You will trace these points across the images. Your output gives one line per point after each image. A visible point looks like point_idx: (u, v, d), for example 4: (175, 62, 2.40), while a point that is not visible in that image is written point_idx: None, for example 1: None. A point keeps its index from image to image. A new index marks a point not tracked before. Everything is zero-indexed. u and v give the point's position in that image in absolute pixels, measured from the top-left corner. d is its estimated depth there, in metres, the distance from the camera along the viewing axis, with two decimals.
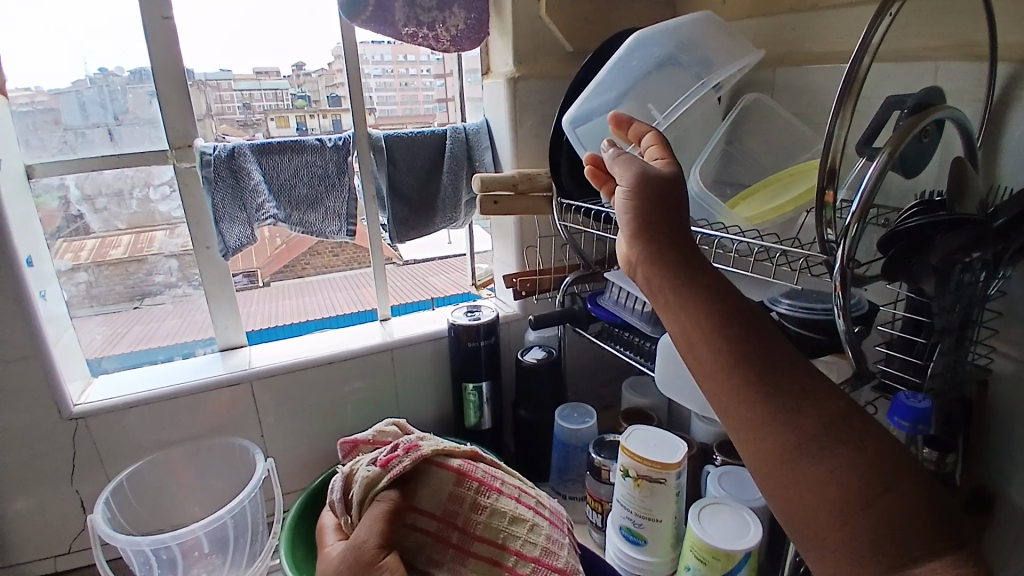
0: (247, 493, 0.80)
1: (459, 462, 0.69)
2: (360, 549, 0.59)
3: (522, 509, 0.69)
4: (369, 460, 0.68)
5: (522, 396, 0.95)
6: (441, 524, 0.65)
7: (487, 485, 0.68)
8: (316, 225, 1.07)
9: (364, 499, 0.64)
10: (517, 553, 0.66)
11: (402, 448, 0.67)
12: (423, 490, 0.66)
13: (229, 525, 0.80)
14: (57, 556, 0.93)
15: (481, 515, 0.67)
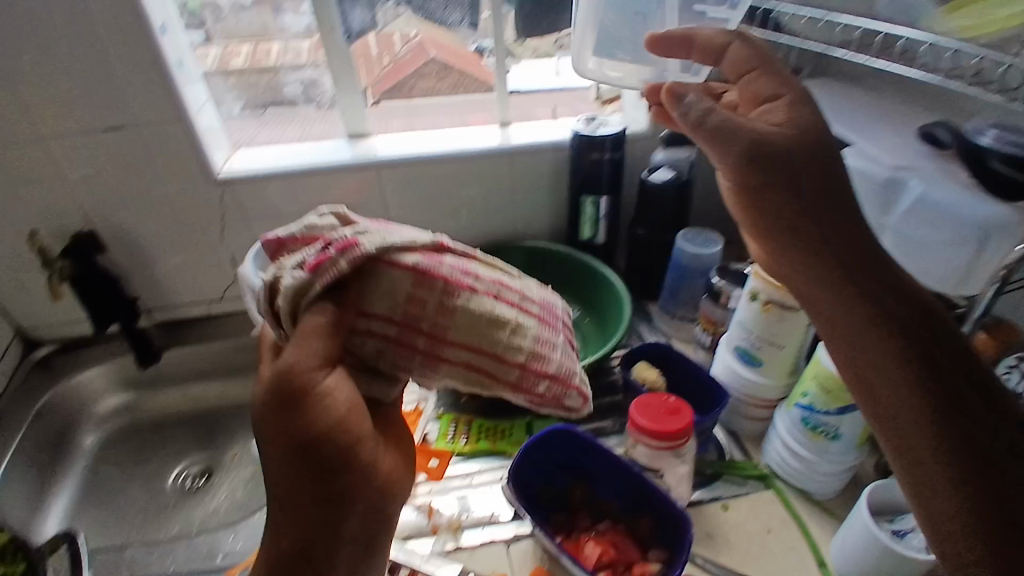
0: None
1: (416, 259, 0.43)
2: (284, 374, 0.38)
3: (505, 312, 0.45)
4: (297, 262, 0.43)
5: (644, 213, 0.90)
6: (401, 330, 0.43)
7: (457, 281, 0.43)
8: (437, 12, 1.00)
9: (290, 308, 0.41)
10: (499, 358, 0.44)
11: (336, 246, 0.42)
12: (371, 288, 0.42)
13: None
14: (209, 302, 1.01)
15: (450, 320, 0.43)
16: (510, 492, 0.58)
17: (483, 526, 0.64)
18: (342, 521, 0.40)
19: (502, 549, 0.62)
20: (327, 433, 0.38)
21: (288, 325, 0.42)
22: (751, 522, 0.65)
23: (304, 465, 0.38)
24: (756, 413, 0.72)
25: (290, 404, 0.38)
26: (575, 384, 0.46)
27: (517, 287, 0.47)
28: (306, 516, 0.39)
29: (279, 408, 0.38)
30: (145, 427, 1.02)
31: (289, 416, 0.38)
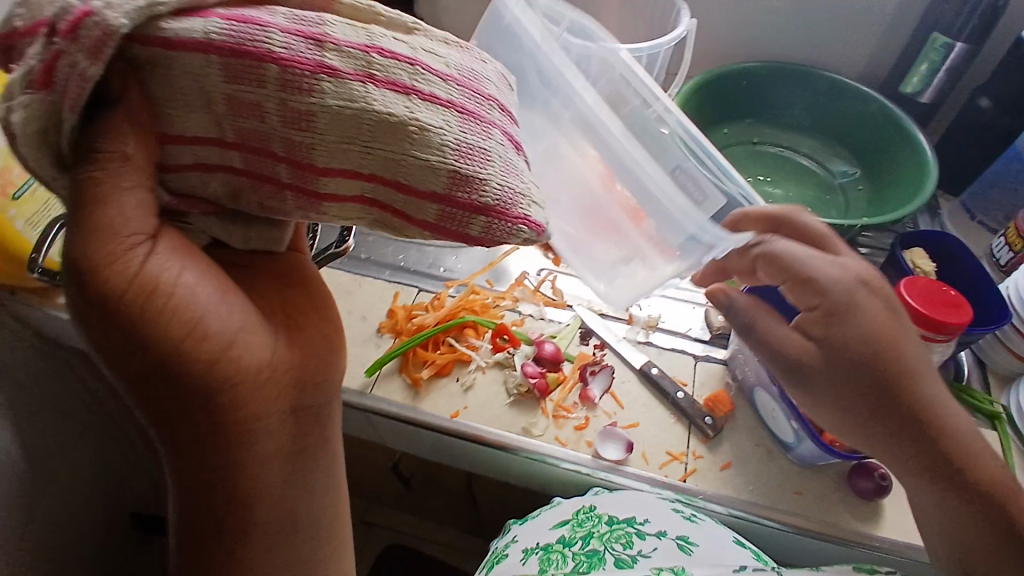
0: (669, 41, 0.64)
1: (220, 21, 0.27)
2: (80, 275, 0.29)
3: (395, 104, 0.28)
4: (15, 81, 0.26)
5: (996, 76, 0.66)
6: (245, 156, 0.29)
7: (294, 66, 0.27)
8: None
9: (58, 152, 0.28)
10: (405, 189, 0.29)
11: (61, 28, 0.25)
12: (172, 94, 0.28)
13: (643, 61, 0.67)
14: None
15: (309, 130, 0.28)
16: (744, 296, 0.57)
17: (677, 336, 0.64)
18: (251, 453, 0.36)
19: (690, 361, 0.62)
20: (171, 347, 0.31)
21: (60, 172, 0.29)
22: None
23: (155, 390, 0.33)
24: (1014, 345, 0.59)
25: (113, 313, 0.30)
26: (520, 213, 0.30)
27: (403, 55, 0.29)
28: (188, 467, 0.35)
29: (98, 329, 0.31)
30: None
31: (106, 332, 0.31)
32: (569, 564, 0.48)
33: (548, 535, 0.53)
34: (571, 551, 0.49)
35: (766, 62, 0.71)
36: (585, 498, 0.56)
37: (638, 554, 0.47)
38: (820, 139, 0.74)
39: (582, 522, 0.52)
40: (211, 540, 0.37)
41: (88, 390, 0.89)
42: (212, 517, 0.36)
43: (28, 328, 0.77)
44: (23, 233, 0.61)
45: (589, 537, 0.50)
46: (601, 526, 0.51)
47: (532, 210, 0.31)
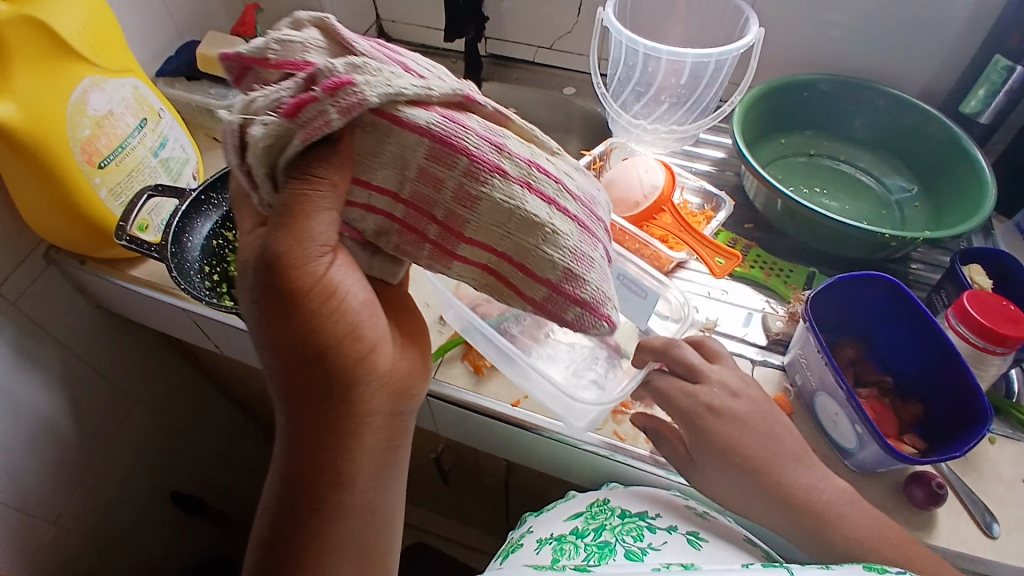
0: (739, 48, 0.66)
1: (436, 118, 0.32)
2: (273, 264, 0.33)
3: (541, 210, 0.33)
4: (265, 105, 0.31)
5: None
6: (407, 211, 0.34)
7: (480, 160, 0.32)
8: None
9: (277, 172, 0.33)
10: (526, 269, 0.34)
11: (323, 83, 0.30)
12: (372, 151, 0.32)
13: (711, 67, 0.69)
14: (539, 49, 0.92)
15: (470, 210, 0.33)
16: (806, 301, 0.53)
17: (733, 340, 0.62)
18: (357, 446, 0.37)
19: (747, 363, 0.60)
20: (332, 344, 0.34)
21: (274, 185, 0.33)
22: (1008, 466, 0.56)
23: (303, 376, 0.35)
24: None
25: (294, 304, 0.33)
26: (605, 313, 0.36)
27: (557, 176, 0.35)
28: (302, 447, 0.37)
29: (273, 314, 0.34)
30: None
31: (282, 317, 0.34)
32: (581, 554, 0.51)
33: (561, 526, 0.57)
34: (583, 542, 0.53)
35: (827, 75, 0.72)
36: (600, 492, 0.59)
37: (648, 546, 0.51)
38: (877, 154, 0.75)
39: (595, 515, 0.56)
40: (300, 520, 0.37)
41: (145, 364, 0.93)
42: (305, 497, 0.37)
43: (94, 299, 0.80)
44: (104, 201, 0.63)
45: (601, 529, 0.53)
46: (613, 520, 0.54)
47: (614, 311, 0.36)
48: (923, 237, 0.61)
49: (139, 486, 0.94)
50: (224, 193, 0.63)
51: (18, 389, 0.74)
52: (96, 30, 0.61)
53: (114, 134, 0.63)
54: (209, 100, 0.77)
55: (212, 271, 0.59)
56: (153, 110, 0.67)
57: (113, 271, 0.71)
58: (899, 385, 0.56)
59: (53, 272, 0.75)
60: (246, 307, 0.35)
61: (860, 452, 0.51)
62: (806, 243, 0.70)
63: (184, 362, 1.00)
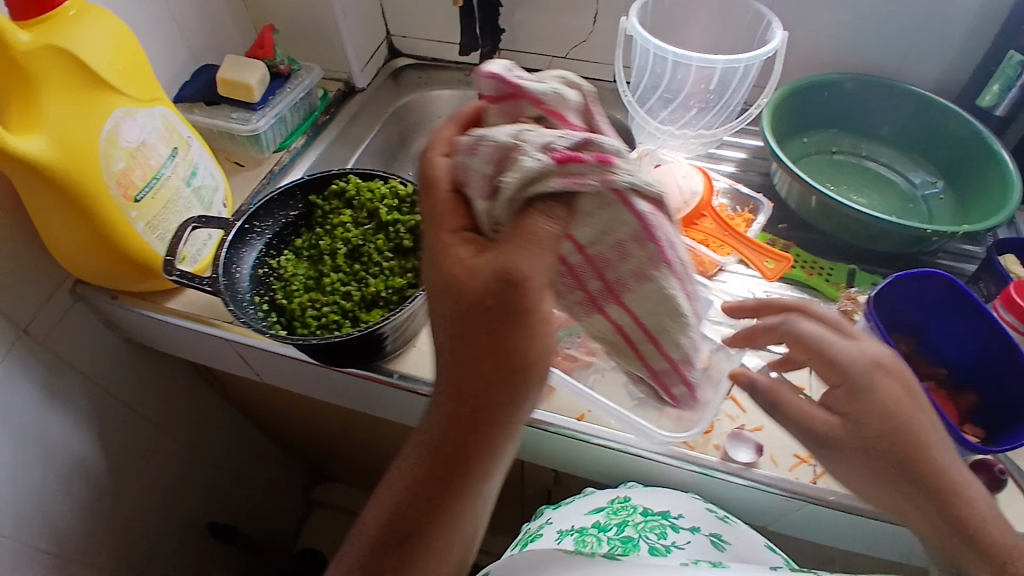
0: (769, 52, 0.66)
1: (652, 211, 0.38)
2: (509, 278, 0.35)
3: (683, 301, 0.42)
4: (538, 144, 0.36)
5: None
6: (584, 262, 0.40)
7: (665, 255, 0.40)
8: None
9: (517, 202, 0.36)
10: (656, 341, 0.44)
11: (595, 154, 0.35)
12: (594, 209, 0.37)
13: (739, 71, 0.70)
14: (554, 58, 0.93)
15: (636, 284, 0.41)
16: (868, 302, 0.55)
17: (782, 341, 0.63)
18: (510, 452, 0.38)
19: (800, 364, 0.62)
20: (533, 365, 0.36)
21: (504, 212, 0.37)
22: None
23: (497, 383, 0.36)
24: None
25: (513, 317, 0.35)
26: (690, 379, 0.48)
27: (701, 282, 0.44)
28: (465, 440, 0.37)
29: (491, 319, 0.35)
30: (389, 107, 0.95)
31: (499, 322, 0.35)
32: (605, 546, 0.55)
33: (583, 520, 0.60)
34: (606, 535, 0.56)
35: (850, 74, 0.73)
36: (620, 491, 0.63)
37: (671, 544, 0.54)
38: (900, 150, 0.77)
39: (617, 512, 0.59)
40: (429, 502, 0.37)
41: (175, 397, 0.90)
42: (445, 483, 0.37)
43: (123, 334, 0.78)
44: (142, 235, 0.61)
45: (624, 525, 0.57)
46: (636, 517, 0.58)
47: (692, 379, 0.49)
48: (961, 231, 0.63)
49: (166, 519, 0.92)
50: (266, 220, 0.62)
51: (47, 430, 0.72)
52: (125, 58, 0.58)
53: (148, 165, 0.61)
54: (232, 125, 0.76)
55: (263, 302, 0.59)
56: (182, 138, 0.65)
57: (154, 307, 0.69)
58: (953, 377, 0.58)
59: (81, 309, 0.73)
60: (449, 299, 0.36)
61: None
62: (840, 239, 0.71)
63: (209, 392, 0.98)
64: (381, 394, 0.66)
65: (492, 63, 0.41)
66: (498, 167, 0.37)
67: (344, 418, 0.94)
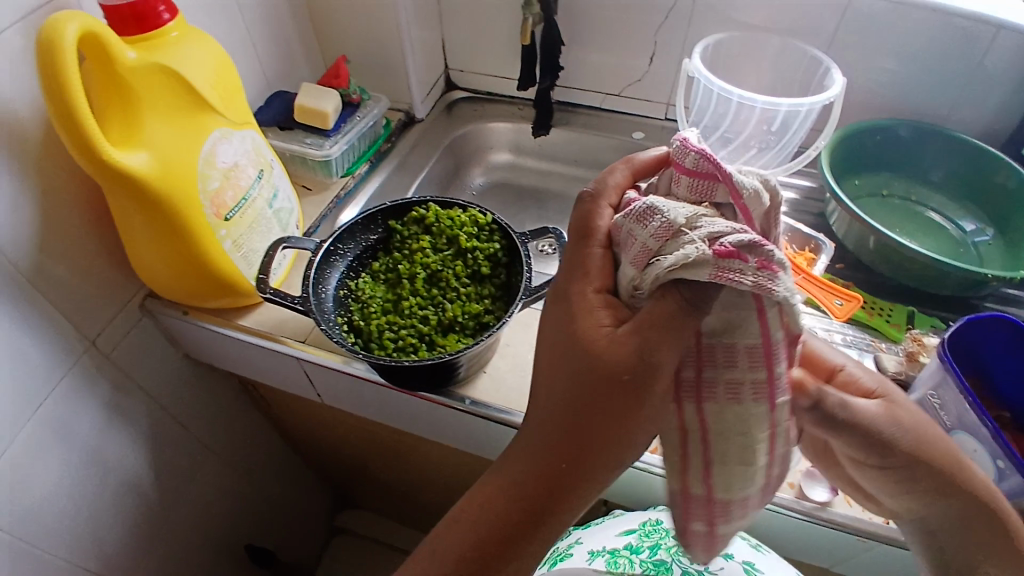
0: (833, 97, 0.69)
1: (780, 339, 0.39)
2: (651, 363, 0.38)
3: (761, 453, 0.41)
4: (707, 231, 0.37)
5: None
6: (695, 353, 0.40)
7: (774, 386, 0.40)
8: None
9: (666, 278, 0.38)
10: (709, 473, 0.42)
11: (762, 259, 0.36)
12: (730, 304, 0.38)
13: (801, 114, 0.72)
14: (607, 95, 0.96)
15: (724, 402, 0.40)
16: (941, 342, 0.55)
17: None
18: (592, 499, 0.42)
19: None
20: (641, 437, 0.40)
21: (648, 286, 0.39)
22: None
23: (612, 447, 0.40)
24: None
25: (641, 397, 0.39)
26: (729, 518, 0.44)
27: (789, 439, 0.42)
28: (568, 482, 0.40)
29: (624, 395, 0.38)
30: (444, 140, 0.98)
31: (630, 399, 0.38)
32: (638, 569, 0.60)
33: (614, 540, 0.63)
34: (638, 558, 0.61)
35: (903, 121, 0.76)
36: (651, 512, 0.65)
37: (705, 569, 0.59)
38: (950, 195, 0.79)
39: (649, 534, 0.63)
40: (519, 527, 0.41)
41: (223, 414, 0.91)
42: (536, 514, 0.41)
43: (183, 349, 0.79)
44: (229, 252, 0.63)
45: (657, 547, 0.61)
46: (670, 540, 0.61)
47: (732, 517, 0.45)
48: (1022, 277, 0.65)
49: (203, 537, 0.92)
50: (349, 243, 0.64)
51: (105, 443, 0.72)
52: (224, 85, 0.61)
53: (239, 186, 0.63)
54: (306, 150, 0.79)
55: (345, 321, 0.61)
56: (267, 161, 0.68)
57: (229, 324, 0.70)
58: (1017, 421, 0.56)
59: (148, 324, 0.74)
60: (584, 359, 0.40)
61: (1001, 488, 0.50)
62: (895, 278, 0.73)
63: (253, 410, 0.99)
64: (446, 417, 0.67)
65: (689, 132, 0.42)
66: (661, 242, 0.38)
67: (388, 440, 0.95)
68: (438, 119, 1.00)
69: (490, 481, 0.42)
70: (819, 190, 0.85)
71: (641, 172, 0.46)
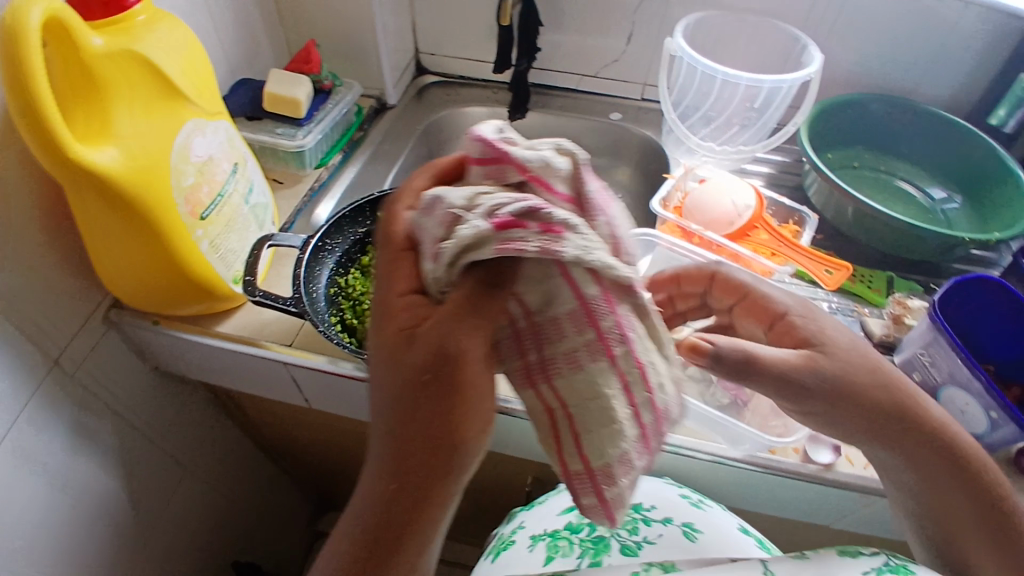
0: (813, 74, 0.71)
1: (597, 295, 0.37)
2: (448, 354, 0.35)
3: (622, 409, 0.38)
4: (486, 207, 0.35)
5: None
6: (530, 330, 0.38)
7: (608, 343, 0.37)
8: None
9: (461, 261, 0.35)
10: (579, 442, 0.39)
11: (537, 223, 0.34)
12: (535, 278, 0.37)
13: (783, 90, 0.73)
14: (582, 77, 0.95)
15: (573, 365, 0.38)
16: (932, 305, 0.56)
17: None
18: (444, 520, 0.38)
19: None
20: (466, 432, 0.36)
21: (448, 274, 0.36)
22: None
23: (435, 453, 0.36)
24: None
25: (446, 395, 0.36)
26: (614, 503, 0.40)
27: (654, 386, 0.39)
28: (400, 507, 0.36)
29: (429, 399, 0.36)
30: (418, 125, 0.95)
31: (438, 400, 0.35)
32: (576, 550, 0.58)
33: (554, 522, 0.62)
34: (577, 538, 0.59)
35: (876, 95, 0.79)
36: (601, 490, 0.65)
37: (643, 540, 0.58)
38: (918, 166, 0.82)
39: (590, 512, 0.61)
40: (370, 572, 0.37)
41: (196, 424, 0.86)
42: (386, 553, 0.37)
43: (154, 361, 0.74)
44: (206, 254, 0.59)
45: (596, 525, 0.59)
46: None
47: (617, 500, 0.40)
48: (996, 238, 0.66)
49: (179, 557, 0.87)
50: (336, 238, 0.62)
51: (72, 465, 0.67)
52: (197, 74, 0.57)
53: (214, 181, 0.59)
54: (277, 140, 0.75)
55: (338, 320, 0.58)
56: (241, 154, 0.64)
57: (207, 333, 0.66)
58: (997, 372, 0.59)
59: (115, 337, 0.68)
60: (385, 367, 0.37)
61: (993, 435, 0.52)
62: (873, 247, 0.75)
63: (228, 418, 0.94)
64: None
65: (486, 123, 0.39)
66: (448, 229, 0.36)
67: None
68: (407, 104, 0.97)
69: (337, 523, 0.39)
70: (795, 165, 0.87)
71: (446, 173, 0.44)
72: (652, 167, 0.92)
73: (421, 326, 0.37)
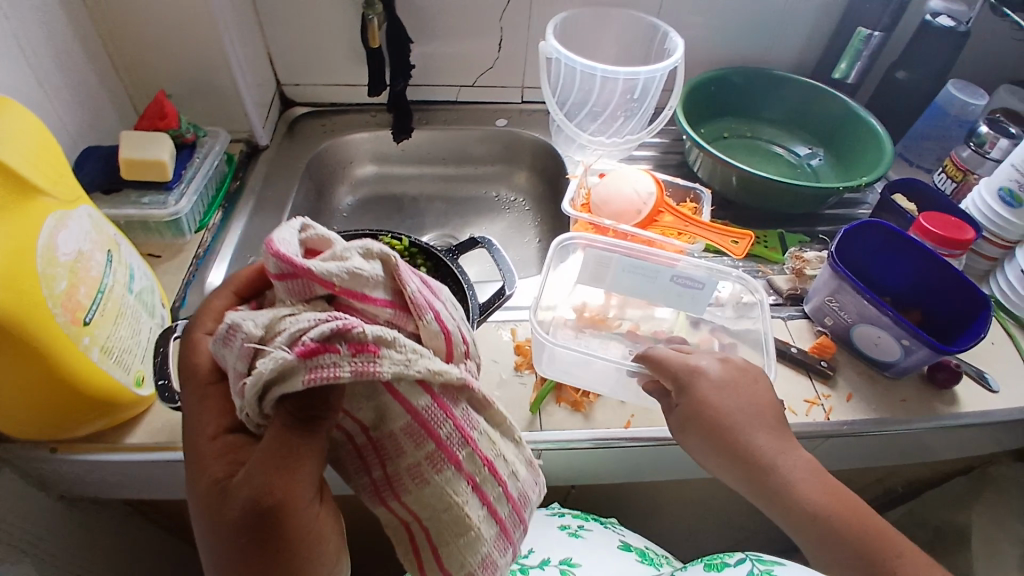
0: (680, 59, 0.75)
1: (428, 404, 0.39)
2: (263, 509, 0.33)
3: (476, 512, 0.42)
4: (288, 334, 0.35)
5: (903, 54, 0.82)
6: (368, 444, 0.40)
7: (448, 453, 0.40)
8: None
9: (267, 398, 0.35)
10: (439, 555, 0.42)
11: (347, 344, 0.35)
12: (363, 395, 0.38)
13: (656, 79, 0.77)
14: (461, 88, 0.94)
15: (416, 478, 0.40)
16: (832, 256, 0.62)
17: None
18: None
19: (781, 322, 0.67)
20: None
21: (261, 409, 0.36)
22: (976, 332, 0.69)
23: None
24: (984, 251, 0.72)
25: (272, 550, 0.34)
26: None
27: (504, 480, 0.43)
28: None
29: (254, 557, 0.34)
30: (299, 162, 0.88)
31: (263, 557, 0.34)
32: None
33: None
34: None
35: (734, 69, 0.86)
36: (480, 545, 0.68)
37: None
38: (780, 126, 0.91)
39: None
40: None
41: (121, 545, 0.75)
42: None
43: (60, 488, 0.63)
44: (98, 363, 0.52)
45: None
46: None
47: None
48: (864, 181, 0.74)
49: None
50: None
51: None
52: (49, 161, 0.49)
53: (90, 278, 0.52)
54: (147, 212, 0.67)
55: None
56: (111, 238, 0.57)
57: (122, 448, 0.58)
58: (896, 300, 0.66)
59: (9, 475, 0.58)
60: (201, 523, 0.35)
61: (908, 360, 0.60)
62: (762, 209, 0.82)
63: (153, 528, 0.83)
64: None
65: (287, 227, 0.39)
66: (250, 362, 0.36)
67: None
68: (279, 143, 0.90)
69: None
70: (675, 144, 0.92)
71: (247, 287, 0.45)
72: (548, 168, 0.94)
73: (237, 473, 0.35)
